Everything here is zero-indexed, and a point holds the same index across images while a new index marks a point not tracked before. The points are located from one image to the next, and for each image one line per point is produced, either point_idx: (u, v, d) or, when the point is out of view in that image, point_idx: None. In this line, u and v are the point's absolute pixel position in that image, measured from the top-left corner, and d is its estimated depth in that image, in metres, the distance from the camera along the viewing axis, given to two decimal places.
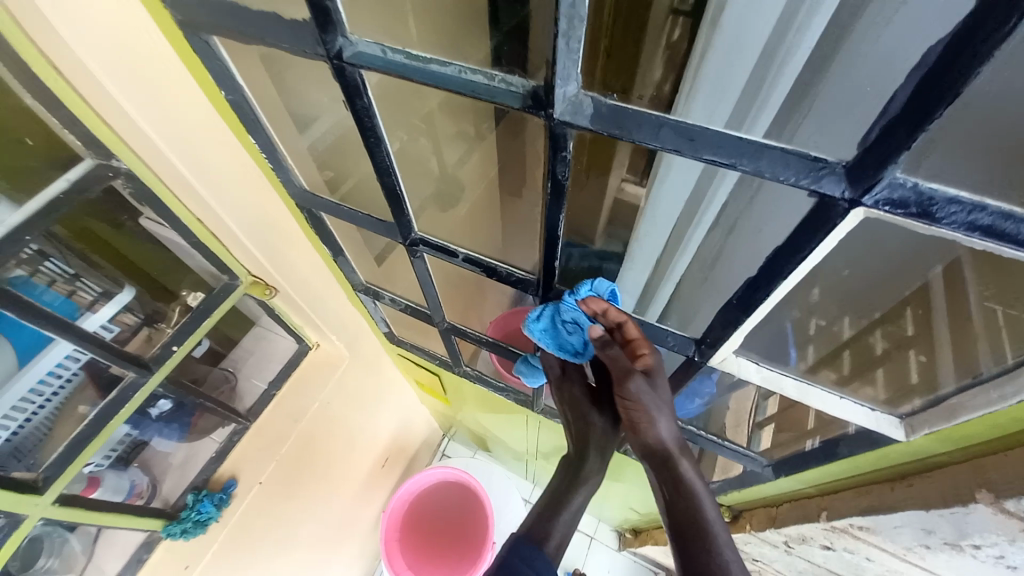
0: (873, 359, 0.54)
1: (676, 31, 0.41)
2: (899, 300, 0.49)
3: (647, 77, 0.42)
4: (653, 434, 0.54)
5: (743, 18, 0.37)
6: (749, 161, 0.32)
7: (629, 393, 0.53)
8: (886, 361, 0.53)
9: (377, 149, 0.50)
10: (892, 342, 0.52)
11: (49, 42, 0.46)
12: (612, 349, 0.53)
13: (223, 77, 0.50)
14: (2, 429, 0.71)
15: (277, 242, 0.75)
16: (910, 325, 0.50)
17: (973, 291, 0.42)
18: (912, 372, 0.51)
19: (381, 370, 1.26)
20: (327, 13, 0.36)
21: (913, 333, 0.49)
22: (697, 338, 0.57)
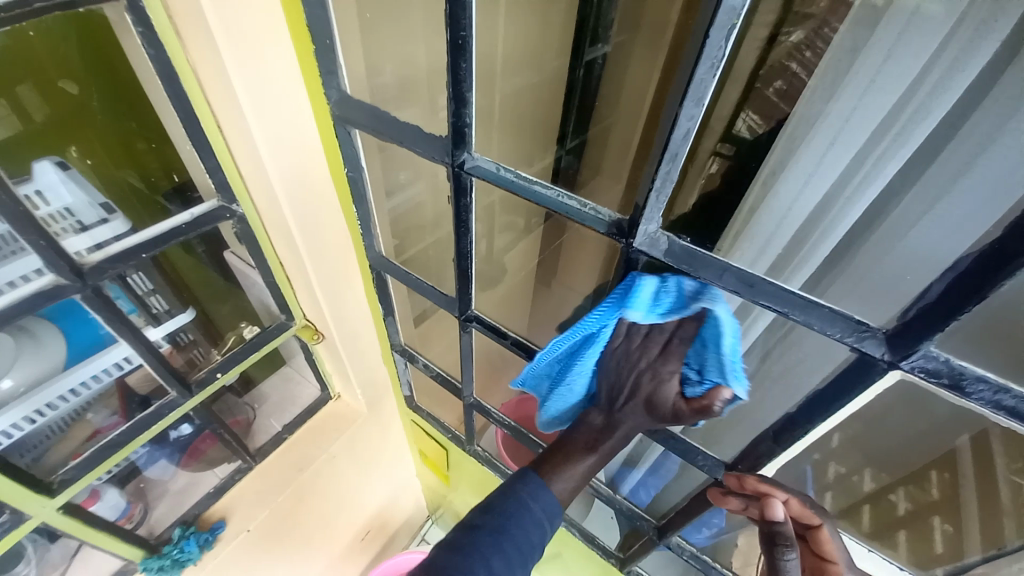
0: (896, 518, 0.55)
1: (712, 166, 0.51)
2: (923, 462, 0.51)
3: (686, 202, 0.51)
4: None
5: (792, 192, 0.46)
6: (800, 312, 0.37)
7: None
8: (910, 522, 0.54)
9: (463, 238, 0.57)
10: (916, 504, 0.53)
11: (227, 111, 0.57)
12: (789, 550, 0.47)
13: (351, 158, 0.61)
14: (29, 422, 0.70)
15: (341, 296, 0.82)
16: (934, 489, 0.52)
17: (1000, 463, 0.43)
18: (937, 543, 0.52)
19: (389, 433, 1.25)
20: (463, 135, 0.46)
21: (937, 498, 0.51)
22: (729, 462, 0.56)
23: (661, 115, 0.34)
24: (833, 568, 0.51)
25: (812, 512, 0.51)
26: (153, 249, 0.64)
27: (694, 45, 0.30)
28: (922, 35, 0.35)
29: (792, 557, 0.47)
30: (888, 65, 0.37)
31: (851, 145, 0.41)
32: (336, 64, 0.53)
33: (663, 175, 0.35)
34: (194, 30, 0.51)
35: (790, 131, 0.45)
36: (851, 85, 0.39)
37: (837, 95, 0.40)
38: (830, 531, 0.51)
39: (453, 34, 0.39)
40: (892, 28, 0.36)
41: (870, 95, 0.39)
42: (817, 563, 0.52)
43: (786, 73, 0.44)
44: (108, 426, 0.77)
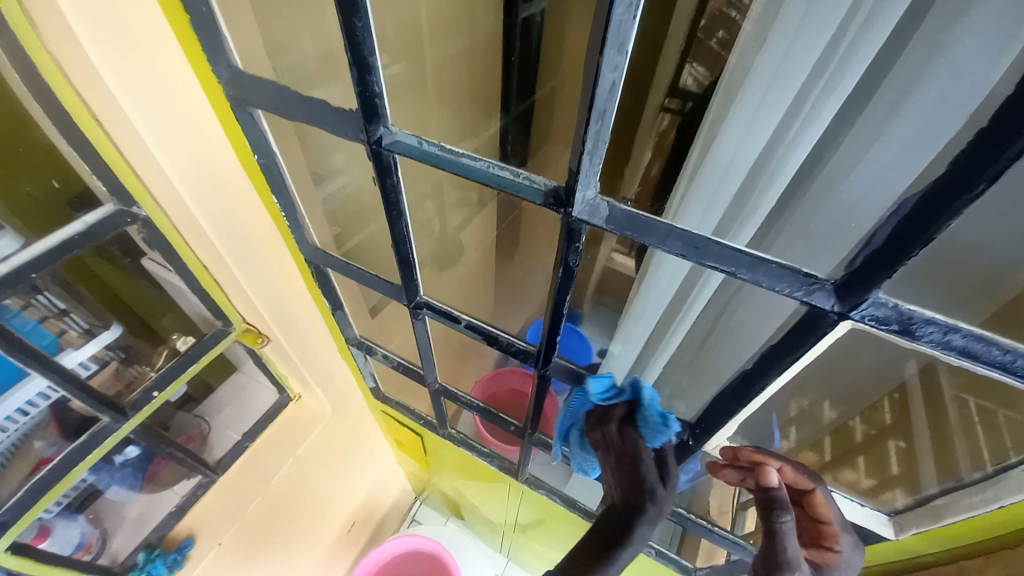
0: (853, 445, 0.58)
1: (664, 123, 0.52)
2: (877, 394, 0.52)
3: (641, 155, 0.52)
4: None
5: (734, 143, 0.43)
6: (748, 271, 0.35)
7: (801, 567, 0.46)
8: (866, 448, 0.57)
9: (397, 221, 0.53)
10: (872, 427, 0.56)
11: (99, 99, 0.49)
12: (784, 516, 0.47)
13: (261, 143, 0.54)
14: None
15: (281, 294, 0.76)
16: (888, 416, 0.54)
17: (944, 381, 0.44)
18: (894, 462, 0.54)
19: (360, 426, 1.22)
20: (375, 108, 0.40)
21: (891, 422, 0.54)
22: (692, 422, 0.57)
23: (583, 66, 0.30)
24: (829, 528, 0.53)
25: (805, 480, 0.53)
26: (42, 266, 0.56)
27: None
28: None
29: (789, 519, 0.47)
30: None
31: (791, 86, 0.38)
32: (220, 37, 0.45)
33: (591, 137, 0.32)
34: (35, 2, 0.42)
35: (727, 80, 0.43)
36: (789, 17, 0.36)
37: (774, 29, 0.37)
38: (825, 494, 0.53)
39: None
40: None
41: (808, 27, 0.35)
42: (815, 528, 0.54)
43: (721, 21, 0.43)
44: (54, 454, 0.70)
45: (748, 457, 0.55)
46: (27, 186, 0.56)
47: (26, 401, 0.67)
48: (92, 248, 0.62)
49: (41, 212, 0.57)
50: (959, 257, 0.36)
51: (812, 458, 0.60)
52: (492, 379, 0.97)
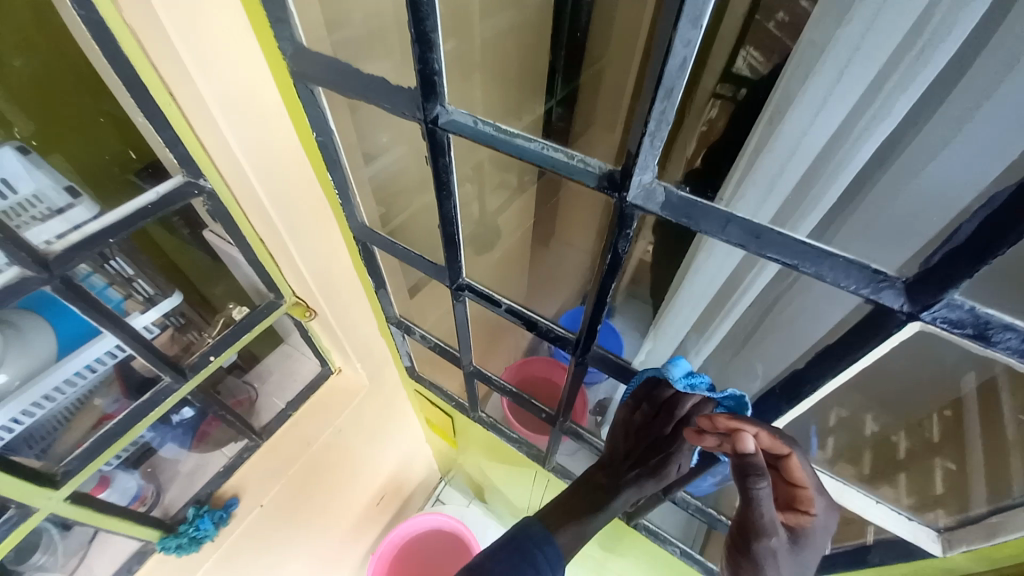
0: (895, 461, 0.55)
1: (712, 112, 0.47)
2: (935, 406, 0.49)
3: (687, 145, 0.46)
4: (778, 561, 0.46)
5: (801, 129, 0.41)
6: (811, 264, 0.33)
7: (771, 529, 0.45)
8: (910, 466, 0.54)
9: (446, 202, 0.53)
10: (918, 443, 0.52)
11: (176, 75, 0.52)
12: (760, 482, 0.44)
13: (318, 121, 0.56)
14: (29, 415, 0.68)
15: (328, 270, 0.79)
16: (936, 432, 0.50)
17: (1007, 407, 0.42)
18: (937, 482, 0.51)
19: (394, 403, 1.26)
20: (433, 85, 0.41)
21: (939, 440, 0.50)
22: None
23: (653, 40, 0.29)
24: (804, 492, 0.48)
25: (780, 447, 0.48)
26: (120, 232, 0.60)
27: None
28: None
29: (762, 487, 0.44)
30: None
31: (870, 68, 0.36)
32: (287, 13, 0.47)
33: (655, 115, 0.31)
34: None
35: (800, 56, 0.39)
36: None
37: (855, 5, 0.34)
38: (802, 459, 0.48)
39: None
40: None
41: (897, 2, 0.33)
42: (790, 491, 0.50)
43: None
44: (117, 410, 0.76)
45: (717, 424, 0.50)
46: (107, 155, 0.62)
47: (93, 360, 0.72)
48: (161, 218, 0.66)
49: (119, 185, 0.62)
50: None
51: (849, 470, 0.57)
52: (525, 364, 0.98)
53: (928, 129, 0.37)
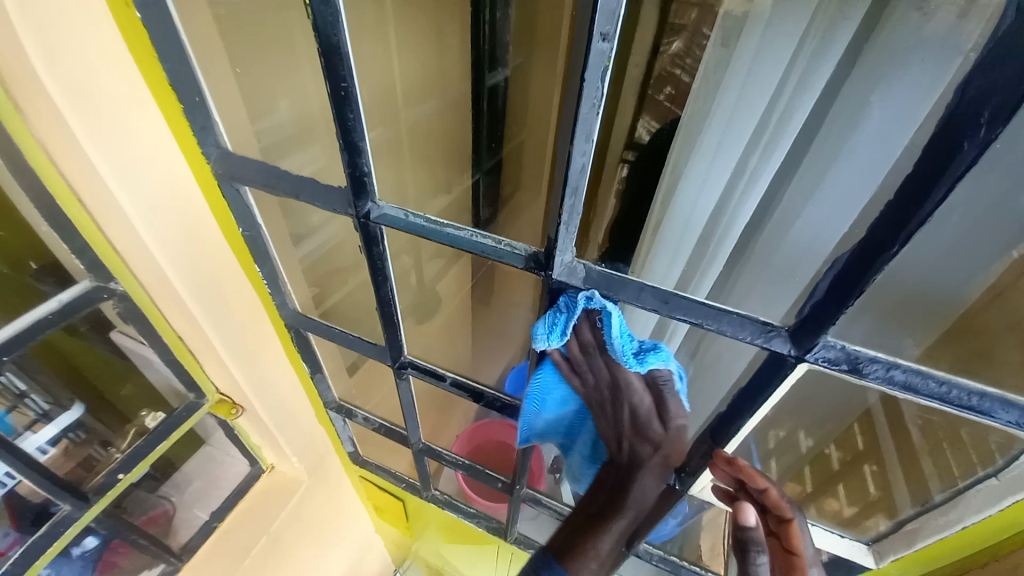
0: (831, 472, 0.60)
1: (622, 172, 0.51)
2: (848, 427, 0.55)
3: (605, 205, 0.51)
4: None
5: (689, 200, 0.49)
6: (713, 322, 0.38)
7: None
8: (846, 475, 0.59)
9: (383, 285, 0.54)
10: (847, 453, 0.58)
11: (83, 182, 0.49)
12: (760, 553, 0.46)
13: (245, 214, 0.56)
14: None
15: (261, 361, 0.75)
16: (861, 442, 0.55)
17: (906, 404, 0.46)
18: (871, 482, 0.57)
19: (338, 495, 1.16)
20: (364, 185, 0.43)
21: (864, 448, 0.55)
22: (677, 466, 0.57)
23: (557, 152, 0.34)
24: (799, 562, 0.46)
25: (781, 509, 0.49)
26: (13, 349, 0.55)
27: (576, 85, 0.30)
28: (777, 43, 0.38)
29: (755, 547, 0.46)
30: (752, 76, 0.40)
31: (734, 149, 0.44)
32: (211, 120, 0.49)
33: (568, 209, 0.35)
34: (28, 95, 0.43)
35: (681, 141, 0.46)
36: (725, 96, 0.42)
37: (715, 104, 0.43)
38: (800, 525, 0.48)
39: (336, 87, 0.36)
40: (753, 39, 0.39)
41: (743, 101, 0.42)
42: (785, 563, 0.47)
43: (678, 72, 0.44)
44: (7, 547, 0.63)
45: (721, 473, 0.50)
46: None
47: None
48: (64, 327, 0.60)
49: (16, 294, 0.56)
50: (900, 293, 0.41)
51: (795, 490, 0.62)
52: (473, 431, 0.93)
53: (783, 201, 0.46)
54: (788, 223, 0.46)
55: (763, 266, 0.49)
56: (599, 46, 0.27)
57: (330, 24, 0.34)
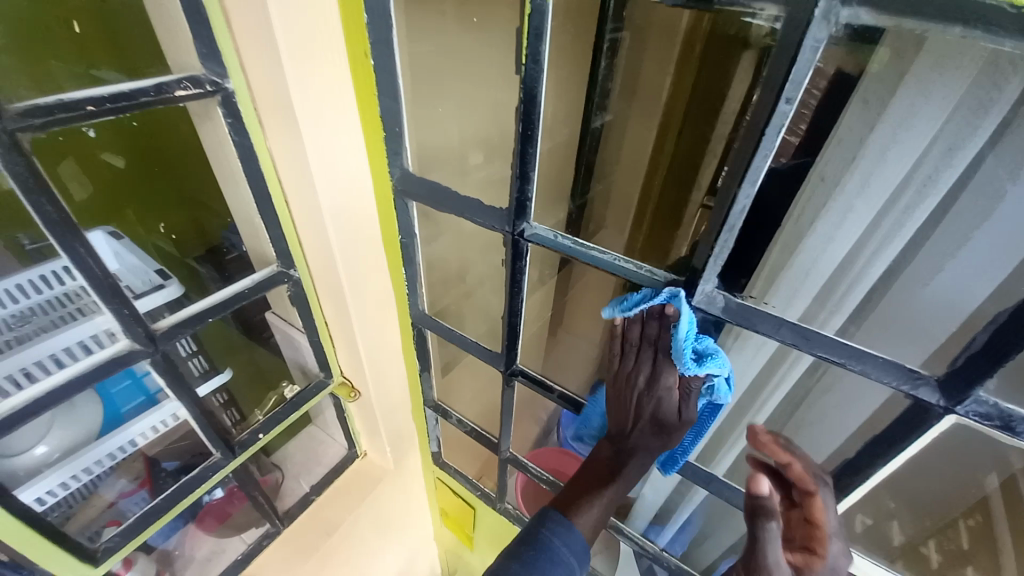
0: (929, 571, 0.56)
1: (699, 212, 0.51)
2: (962, 508, 0.51)
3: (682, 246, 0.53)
4: None
5: (817, 249, 0.50)
6: (856, 362, 0.40)
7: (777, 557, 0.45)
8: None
9: (516, 297, 0.61)
10: (947, 556, 0.54)
11: (293, 187, 0.62)
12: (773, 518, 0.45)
13: (406, 223, 0.66)
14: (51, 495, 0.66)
15: (383, 352, 0.85)
16: (965, 540, 0.52)
17: None
18: None
19: (412, 492, 1.23)
20: (526, 208, 0.51)
21: (969, 548, 0.52)
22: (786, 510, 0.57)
23: (718, 195, 0.38)
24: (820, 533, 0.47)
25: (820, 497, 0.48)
26: (219, 312, 0.67)
27: (749, 140, 0.34)
28: (927, 111, 0.40)
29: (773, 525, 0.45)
30: (898, 137, 0.42)
31: (875, 200, 0.46)
32: (402, 147, 0.58)
33: (721, 243, 0.40)
34: (274, 118, 0.55)
35: (806, 196, 0.48)
36: (868, 153, 0.44)
37: (856, 163, 0.45)
38: (825, 500, 0.47)
39: (524, 128, 0.44)
40: (902, 104, 0.41)
41: (888, 156, 0.43)
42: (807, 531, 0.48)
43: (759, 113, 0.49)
44: (122, 497, 0.76)
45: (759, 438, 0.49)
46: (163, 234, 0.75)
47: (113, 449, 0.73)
48: (214, 327, 0.78)
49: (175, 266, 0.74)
50: None
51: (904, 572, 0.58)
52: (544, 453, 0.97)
53: (921, 256, 0.47)
54: (925, 280, 0.47)
55: (888, 318, 0.50)
56: (782, 108, 0.32)
57: (531, 79, 0.42)
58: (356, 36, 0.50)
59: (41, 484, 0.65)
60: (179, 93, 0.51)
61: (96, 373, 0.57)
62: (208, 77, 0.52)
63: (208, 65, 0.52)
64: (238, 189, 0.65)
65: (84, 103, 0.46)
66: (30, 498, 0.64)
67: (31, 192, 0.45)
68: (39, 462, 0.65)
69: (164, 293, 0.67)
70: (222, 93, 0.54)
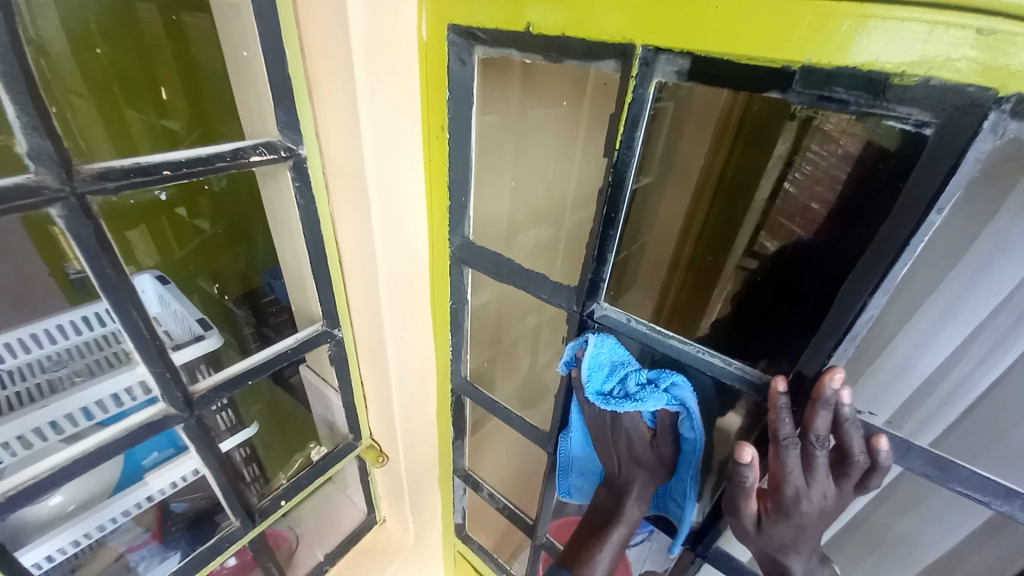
0: None
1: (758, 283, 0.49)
2: None
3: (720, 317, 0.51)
4: (781, 553, 0.45)
5: (912, 355, 0.43)
6: (1005, 502, 0.37)
7: (781, 510, 0.42)
8: None
9: (575, 378, 0.58)
10: None
11: (349, 249, 0.61)
12: (743, 477, 0.42)
13: (460, 291, 0.64)
14: (58, 553, 0.62)
15: (419, 418, 0.80)
16: None
17: None
18: None
19: (429, 566, 1.14)
20: (598, 290, 0.50)
21: None
22: None
23: (840, 300, 0.37)
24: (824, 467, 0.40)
25: (825, 460, 0.40)
26: (258, 373, 0.65)
27: (886, 251, 0.33)
28: None
29: (748, 485, 0.42)
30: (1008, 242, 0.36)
31: (979, 310, 0.39)
32: (466, 217, 0.58)
33: (840, 354, 0.37)
34: (340, 184, 0.56)
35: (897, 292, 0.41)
36: (972, 256, 0.38)
37: (963, 263, 0.38)
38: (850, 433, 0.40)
39: (608, 211, 0.44)
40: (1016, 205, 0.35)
41: (997, 264, 0.37)
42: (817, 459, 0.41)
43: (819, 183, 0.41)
44: (138, 543, 0.73)
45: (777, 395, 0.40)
46: (211, 286, 0.73)
47: (127, 507, 0.67)
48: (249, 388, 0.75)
49: (216, 313, 0.73)
50: None
51: None
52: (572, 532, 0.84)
53: None
54: None
55: None
56: (932, 218, 0.31)
57: (623, 163, 0.42)
58: (438, 107, 0.51)
59: (47, 545, 0.60)
60: (254, 159, 0.51)
61: (126, 441, 0.55)
62: (284, 143, 0.53)
63: (286, 132, 0.53)
64: (295, 248, 0.65)
65: (161, 167, 0.46)
66: (29, 562, 0.59)
67: (94, 254, 0.44)
68: (51, 515, 0.61)
69: (203, 346, 0.65)
70: (295, 158, 0.54)
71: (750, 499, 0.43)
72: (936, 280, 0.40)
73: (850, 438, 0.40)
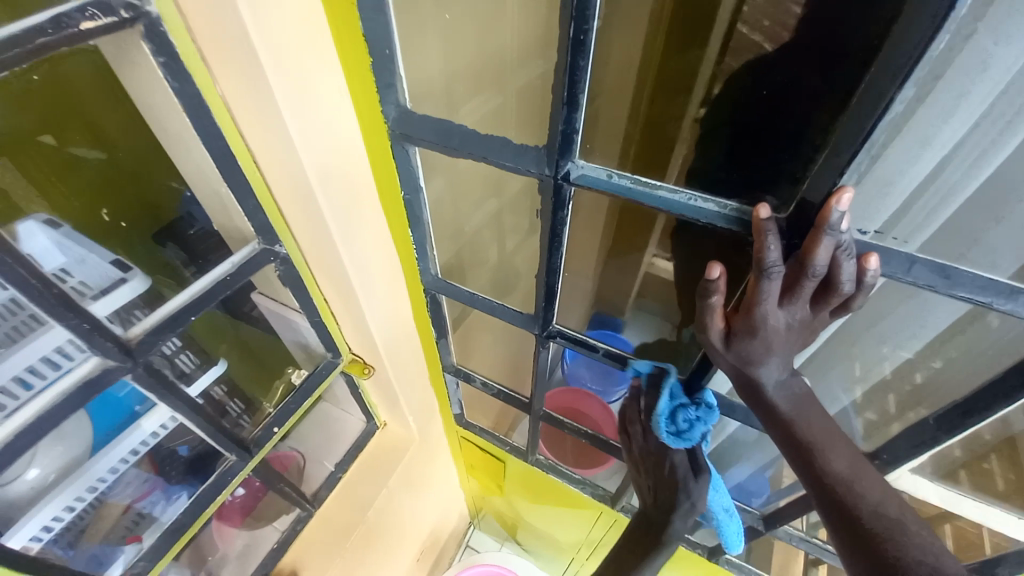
0: (997, 491, 0.56)
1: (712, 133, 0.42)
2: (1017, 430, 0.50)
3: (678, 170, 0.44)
4: (756, 371, 0.46)
5: (909, 152, 0.40)
6: (1006, 299, 0.38)
7: (751, 327, 0.43)
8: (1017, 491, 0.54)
9: (555, 253, 0.54)
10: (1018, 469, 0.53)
11: (261, 141, 0.50)
12: (713, 298, 0.43)
13: (408, 175, 0.55)
14: (55, 522, 0.58)
15: (394, 322, 0.76)
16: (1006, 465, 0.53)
17: None
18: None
19: (438, 453, 1.21)
20: (570, 144, 0.43)
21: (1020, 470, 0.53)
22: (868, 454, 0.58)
23: (863, 94, 0.32)
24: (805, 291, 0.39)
25: (809, 284, 0.38)
26: (200, 307, 0.57)
27: (926, 19, 0.28)
28: None
29: (714, 302, 0.43)
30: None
31: (1002, 77, 0.35)
32: (395, 76, 0.47)
33: (857, 165, 0.34)
34: (223, 52, 0.43)
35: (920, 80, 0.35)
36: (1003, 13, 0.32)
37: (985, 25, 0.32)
38: (846, 264, 0.38)
39: (577, 30, 0.36)
40: None
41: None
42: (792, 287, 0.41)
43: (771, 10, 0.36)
44: (144, 492, 0.71)
45: (763, 221, 0.37)
46: (103, 216, 0.59)
47: (115, 462, 0.64)
48: (205, 321, 0.68)
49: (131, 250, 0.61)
50: None
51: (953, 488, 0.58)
52: (566, 394, 0.88)
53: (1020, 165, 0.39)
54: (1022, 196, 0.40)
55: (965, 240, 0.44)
56: None
57: None
58: None
59: (36, 521, 0.56)
60: (85, 26, 0.38)
61: (67, 407, 0.48)
62: None
63: None
64: (196, 154, 0.53)
65: None
66: (22, 544, 0.55)
67: None
68: (32, 488, 0.56)
69: (131, 288, 0.56)
70: (145, 19, 0.40)
71: (719, 321, 0.45)
72: (958, 55, 0.34)
73: (841, 266, 0.38)
